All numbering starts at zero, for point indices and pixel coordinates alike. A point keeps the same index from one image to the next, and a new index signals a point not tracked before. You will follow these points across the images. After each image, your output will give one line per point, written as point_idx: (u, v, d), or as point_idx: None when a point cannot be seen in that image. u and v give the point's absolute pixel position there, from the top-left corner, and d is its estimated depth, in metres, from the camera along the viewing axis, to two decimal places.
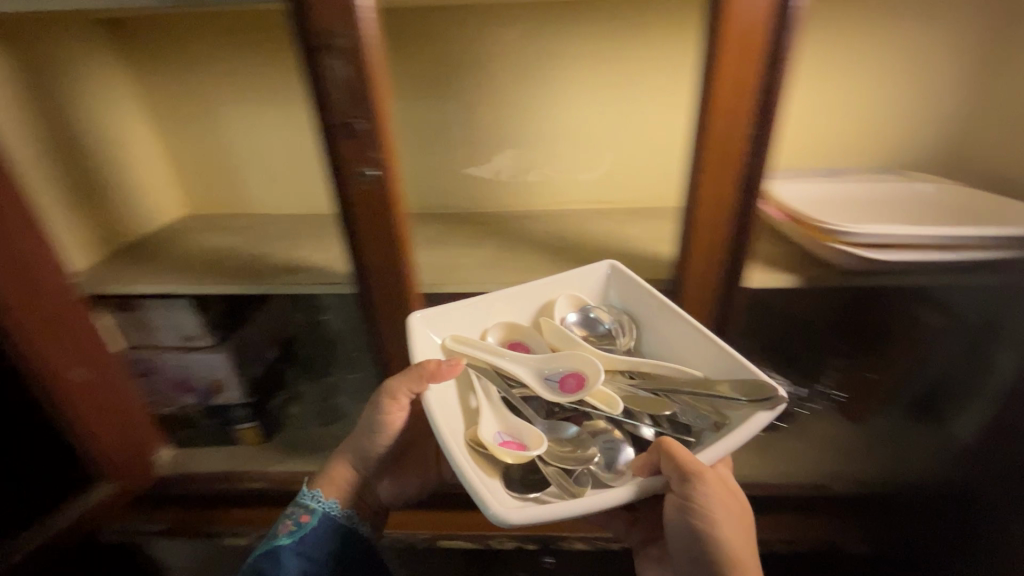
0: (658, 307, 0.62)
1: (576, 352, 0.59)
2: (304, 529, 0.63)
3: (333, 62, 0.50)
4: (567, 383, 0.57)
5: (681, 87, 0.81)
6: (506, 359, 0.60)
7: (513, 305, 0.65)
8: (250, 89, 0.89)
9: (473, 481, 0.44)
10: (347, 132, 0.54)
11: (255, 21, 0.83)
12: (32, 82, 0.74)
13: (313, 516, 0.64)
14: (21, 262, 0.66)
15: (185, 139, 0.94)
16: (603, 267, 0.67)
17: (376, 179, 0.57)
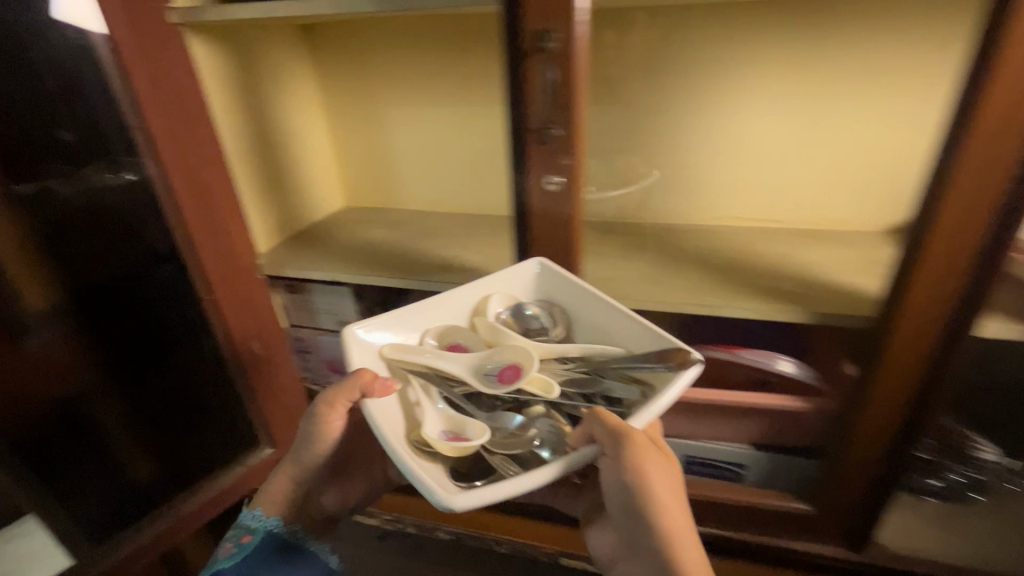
0: (583, 295, 0.56)
1: (514, 342, 0.53)
2: (244, 552, 0.60)
3: (543, 66, 0.49)
4: (504, 375, 0.51)
5: (889, 100, 0.72)
6: (439, 355, 0.53)
7: (447, 304, 0.57)
8: (430, 91, 0.92)
9: (411, 475, 0.40)
10: (541, 138, 0.53)
11: (446, 26, 0.87)
12: (249, 80, 0.82)
13: (253, 540, 0.61)
14: (225, 242, 0.75)
15: (354, 137, 1.01)
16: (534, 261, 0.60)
17: (561, 189, 0.55)
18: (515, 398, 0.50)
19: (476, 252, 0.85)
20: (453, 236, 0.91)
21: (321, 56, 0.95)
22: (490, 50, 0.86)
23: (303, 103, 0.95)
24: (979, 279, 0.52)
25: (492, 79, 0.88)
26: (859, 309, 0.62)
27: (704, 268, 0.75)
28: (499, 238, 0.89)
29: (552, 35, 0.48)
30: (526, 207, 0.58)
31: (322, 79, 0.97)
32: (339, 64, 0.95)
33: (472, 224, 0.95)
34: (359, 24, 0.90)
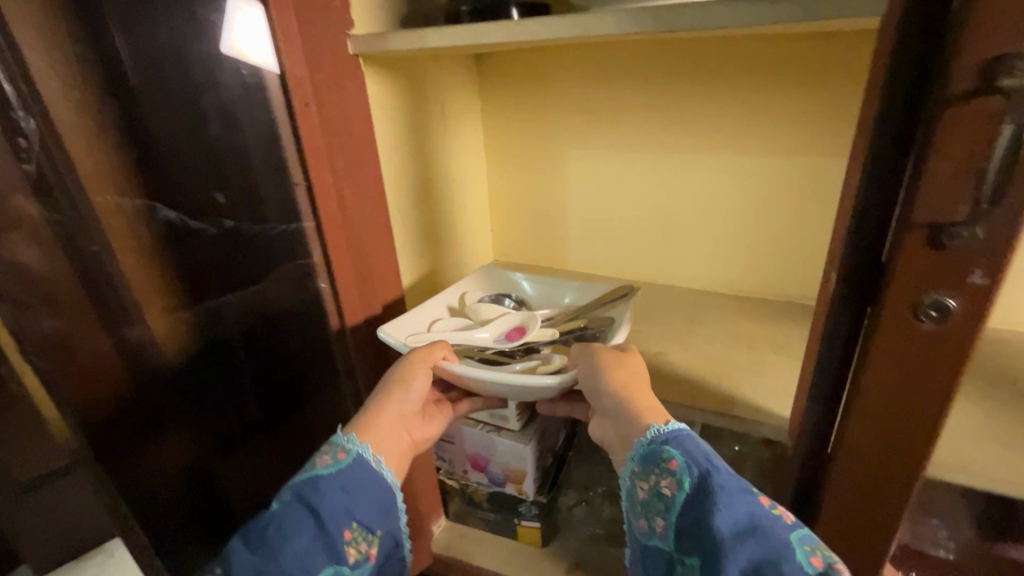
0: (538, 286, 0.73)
1: (509, 315, 0.67)
2: (339, 472, 0.51)
3: (996, 118, 0.27)
4: (512, 334, 0.64)
5: None
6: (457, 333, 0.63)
7: (435, 301, 0.69)
8: (635, 133, 0.73)
9: (508, 382, 0.52)
10: (934, 239, 0.31)
11: (668, 48, 0.67)
12: (423, 120, 0.68)
13: (352, 461, 0.52)
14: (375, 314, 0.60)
15: (518, 182, 0.83)
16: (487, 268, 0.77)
17: (952, 322, 0.33)
18: (525, 348, 0.62)
19: (689, 348, 0.63)
20: (657, 319, 0.70)
21: (494, 89, 0.79)
22: (726, 80, 0.66)
23: (472, 144, 0.80)
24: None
25: (724, 118, 0.67)
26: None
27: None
28: (713, 326, 0.67)
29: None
30: (865, 337, 0.36)
31: (490, 116, 0.81)
32: (516, 97, 0.78)
33: (670, 300, 0.75)
34: (552, 49, 0.73)
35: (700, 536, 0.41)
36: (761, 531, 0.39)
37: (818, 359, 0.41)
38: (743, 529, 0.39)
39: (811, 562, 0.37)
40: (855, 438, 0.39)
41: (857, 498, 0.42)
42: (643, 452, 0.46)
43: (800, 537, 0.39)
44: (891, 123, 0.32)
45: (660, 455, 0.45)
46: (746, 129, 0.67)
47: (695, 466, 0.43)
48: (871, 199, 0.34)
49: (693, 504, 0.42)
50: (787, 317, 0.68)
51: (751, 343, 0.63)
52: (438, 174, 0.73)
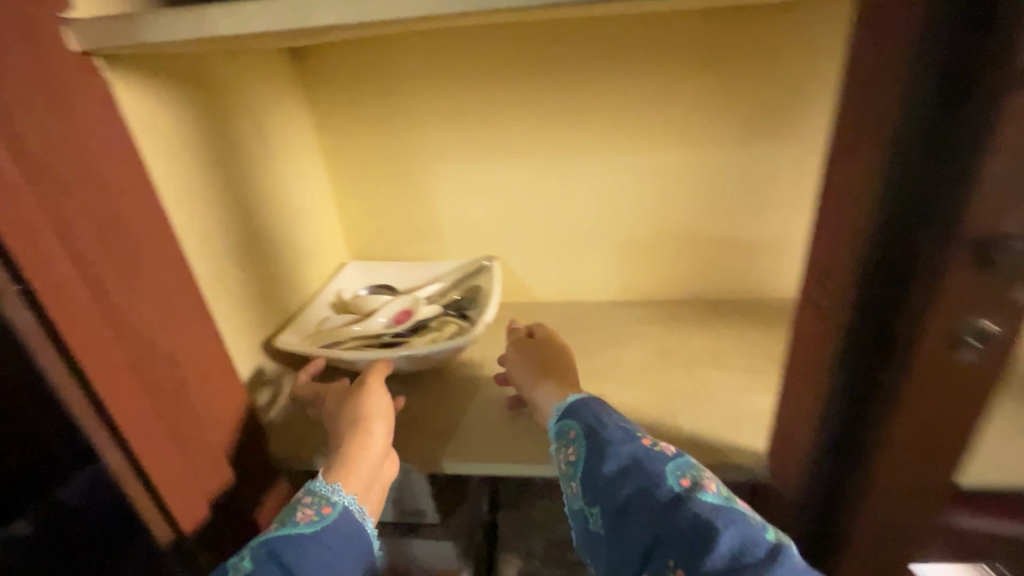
0: (408, 273, 0.66)
1: (385, 301, 0.61)
2: (325, 530, 0.36)
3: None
4: (398, 317, 0.59)
5: None
6: (341, 332, 0.56)
7: (305, 309, 0.58)
8: (514, 136, 0.61)
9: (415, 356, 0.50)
10: (988, 258, 0.25)
11: (538, 33, 0.56)
12: (231, 139, 0.48)
13: (340, 518, 0.37)
14: (187, 434, 0.37)
15: (377, 207, 0.66)
16: (354, 269, 0.67)
17: (958, 288, 0.26)
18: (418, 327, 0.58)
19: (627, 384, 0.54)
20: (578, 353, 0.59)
21: (325, 95, 0.61)
22: (607, 68, 0.57)
23: (309, 168, 0.61)
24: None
25: (610, 113, 0.59)
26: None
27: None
28: (641, 349, 0.59)
29: None
30: (896, 370, 0.30)
31: (326, 127, 0.62)
32: (356, 102, 0.61)
33: (585, 324, 0.65)
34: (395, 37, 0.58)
35: (598, 489, 0.37)
36: (639, 467, 0.36)
37: (834, 371, 0.33)
38: (628, 469, 0.36)
39: (688, 488, 0.34)
40: (882, 485, 0.34)
41: (889, 540, 0.36)
42: (551, 430, 0.42)
43: (679, 465, 0.36)
44: (910, 130, 0.25)
45: (566, 432, 0.40)
46: (635, 123, 0.59)
47: (594, 423, 0.40)
48: (890, 216, 0.27)
49: (595, 456, 0.38)
50: (709, 321, 0.62)
51: (686, 360, 0.56)
52: (269, 214, 0.53)
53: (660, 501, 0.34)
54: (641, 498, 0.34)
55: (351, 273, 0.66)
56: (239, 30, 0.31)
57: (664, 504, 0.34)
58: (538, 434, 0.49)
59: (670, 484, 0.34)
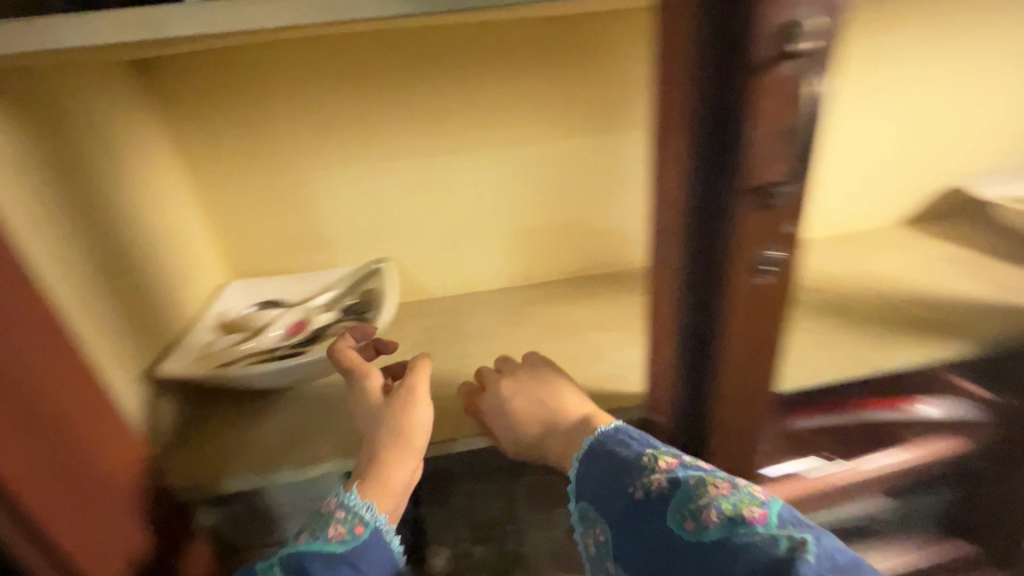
0: (296, 286, 0.65)
1: (275, 316, 0.60)
2: (354, 549, 0.41)
3: (784, 66, 0.29)
4: (291, 328, 0.58)
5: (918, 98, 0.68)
6: (230, 352, 0.54)
7: (186, 335, 0.56)
8: (389, 142, 0.62)
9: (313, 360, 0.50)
10: (762, 203, 0.32)
11: (400, 41, 0.58)
12: (72, 159, 0.44)
13: (370, 536, 0.42)
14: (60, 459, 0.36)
15: (251, 221, 0.64)
16: (236, 289, 0.64)
17: (748, 228, 0.33)
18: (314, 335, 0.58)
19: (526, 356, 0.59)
20: (479, 337, 0.63)
21: (177, 111, 0.58)
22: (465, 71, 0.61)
23: (170, 188, 0.58)
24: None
25: (473, 113, 0.62)
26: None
27: (839, 311, 0.60)
28: (534, 325, 0.64)
29: (811, 26, 0.28)
30: (718, 304, 0.37)
31: (182, 142, 0.59)
32: (212, 114, 0.58)
33: (482, 309, 0.69)
34: (250, 47, 0.56)
35: (622, 557, 0.40)
36: (650, 529, 0.38)
37: (678, 310, 0.40)
38: (643, 535, 0.39)
39: (694, 532, 0.37)
40: (724, 397, 0.42)
41: (740, 439, 0.45)
42: (574, 513, 0.45)
43: (677, 505, 0.38)
44: (701, 116, 0.31)
45: (585, 513, 0.43)
46: (505, 123, 0.63)
47: (592, 489, 0.43)
48: (694, 184, 0.34)
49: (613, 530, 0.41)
50: (589, 291, 0.70)
51: (572, 328, 0.62)
52: (130, 238, 0.50)
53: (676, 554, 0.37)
54: (657, 556, 0.38)
55: (233, 293, 0.63)
56: (88, 43, 0.32)
57: (678, 557, 0.37)
58: (450, 414, 0.52)
59: (677, 533, 0.37)
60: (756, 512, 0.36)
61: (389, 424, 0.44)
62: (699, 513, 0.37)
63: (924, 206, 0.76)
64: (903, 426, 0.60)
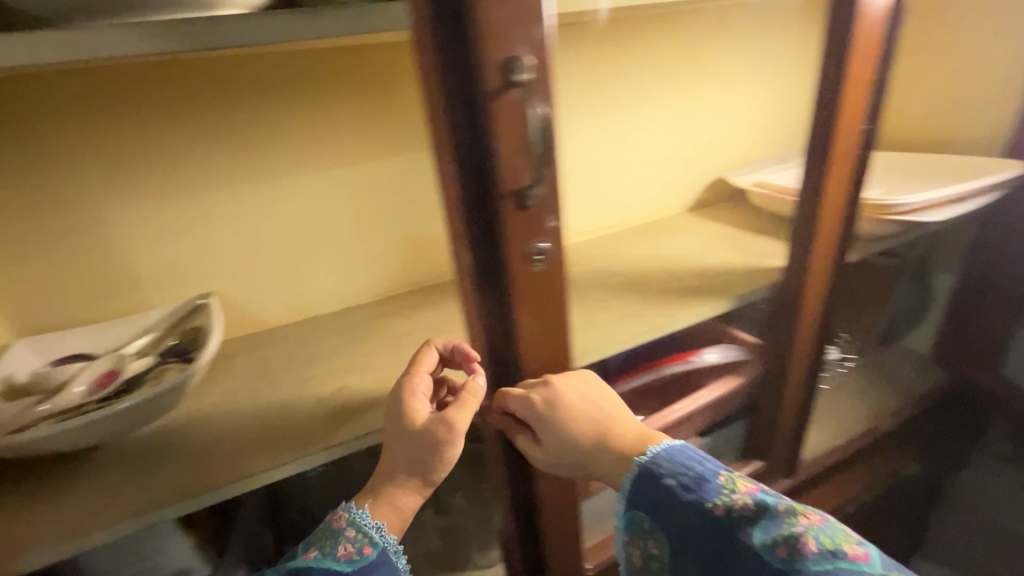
0: (104, 336, 0.60)
1: (77, 371, 0.54)
2: (360, 570, 0.43)
3: (509, 90, 0.35)
4: (99, 381, 0.53)
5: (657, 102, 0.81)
6: (17, 418, 0.48)
7: None
8: (194, 173, 0.60)
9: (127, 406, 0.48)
10: (519, 202, 0.39)
11: (195, 75, 0.57)
12: None
13: (378, 556, 0.44)
14: None
15: (36, 270, 0.57)
16: (25, 350, 0.57)
17: (513, 225, 0.40)
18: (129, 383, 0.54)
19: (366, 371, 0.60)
20: (320, 360, 0.63)
21: None
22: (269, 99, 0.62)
23: None
24: (853, 217, 0.62)
25: (284, 138, 0.62)
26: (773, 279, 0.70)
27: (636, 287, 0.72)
28: (379, 335, 0.67)
29: (527, 63, 0.35)
30: (506, 293, 0.43)
31: None
32: None
33: (324, 332, 0.68)
34: (6, 82, 0.51)
35: (681, 561, 0.47)
36: (732, 546, 0.44)
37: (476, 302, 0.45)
38: (722, 550, 0.44)
39: (783, 556, 0.41)
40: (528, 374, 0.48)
41: None
42: (625, 523, 0.51)
43: (766, 527, 0.43)
44: (458, 135, 0.37)
45: (633, 519, 0.50)
46: (319, 146, 0.64)
47: (655, 498, 0.48)
48: (465, 196, 0.39)
49: (682, 543, 0.46)
50: (433, 295, 0.74)
51: (415, 332, 0.66)
52: None
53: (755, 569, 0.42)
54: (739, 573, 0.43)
55: (22, 355, 0.56)
56: None
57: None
58: (294, 436, 0.52)
59: (766, 558, 0.42)
60: (853, 551, 0.41)
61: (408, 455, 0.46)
62: (790, 538, 0.42)
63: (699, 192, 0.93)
64: (692, 374, 0.76)
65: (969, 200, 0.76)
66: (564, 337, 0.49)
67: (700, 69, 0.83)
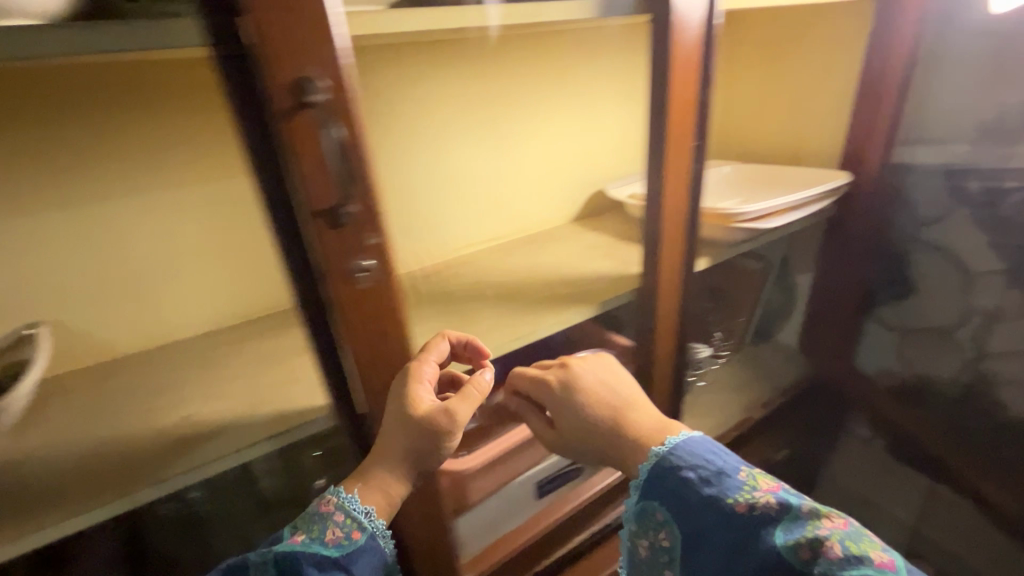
0: None
1: None
2: (347, 554, 0.46)
3: (304, 112, 0.35)
4: None
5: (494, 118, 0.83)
6: None
7: None
8: (13, 192, 0.55)
9: None
10: (332, 222, 0.39)
11: (7, 87, 0.53)
12: None
13: (367, 541, 0.47)
14: None
15: None
16: None
17: (328, 244, 0.40)
18: None
19: (216, 399, 0.57)
20: (167, 391, 0.59)
21: None
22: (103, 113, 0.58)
23: None
24: (696, 223, 0.68)
25: (121, 155, 0.59)
26: (632, 283, 0.73)
27: (508, 297, 0.74)
28: (240, 357, 0.64)
29: (321, 85, 0.35)
30: (332, 311, 0.43)
31: None
32: None
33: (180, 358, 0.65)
34: None
35: (691, 550, 0.53)
36: (748, 542, 0.49)
37: (305, 317, 0.45)
38: (736, 545, 0.50)
39: (806, 557, 0.46)
40: (368, 391, 0.48)
41: None
42: (639, 514, 0.57)
43: (789, 528, 0.48)
44: (260, 151, 0.37)
45: (647, 509, 0.56)
46: (164, 163, 0.62)
47: (674, 491, 0.54)
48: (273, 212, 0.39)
49: (694, 537, 0.53)
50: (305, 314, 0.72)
51: (279, 352, 0.64)
52: None
53: (775, 565, 0.47)
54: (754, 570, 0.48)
55: None
56: None
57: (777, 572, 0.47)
58: (124, 473, 0.49)
59: (788, 555, 0.47)
60: (879, 556, 0.45)
61: (412, 442, 0.49)
62: (813, 541, 0.47)
63: (579, 202, 0.98)
64: None
65: (810, 206, 0.85)
66: (406, 351, 0.49)
67: (540, 91, 0.86)
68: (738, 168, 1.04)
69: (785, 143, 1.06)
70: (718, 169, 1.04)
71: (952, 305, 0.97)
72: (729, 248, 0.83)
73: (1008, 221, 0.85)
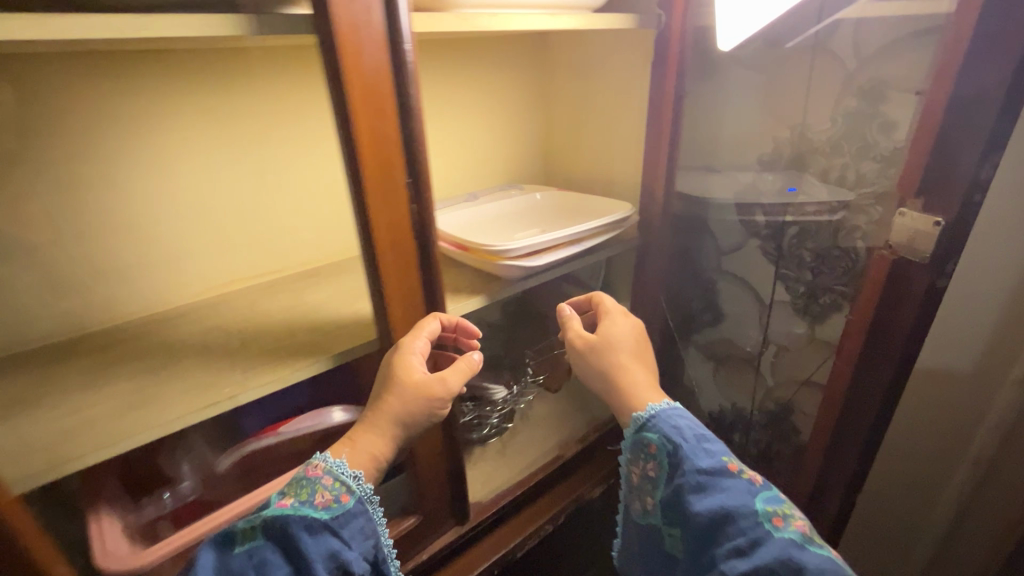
0: None
1: None
2: (337, 515, 0.51)
3: None
4: None
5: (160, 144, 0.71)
6: None
7: None
8: None
9: None
10: None
11: None
12: None
13: (353, 505, 0.53)
14: None
15: None
16: None
17: None
18: None
19: None
20: None
21: None
22: None
23: None
24: (432, 266, 0.61)
25: None
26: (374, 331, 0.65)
27: (236, 349, 0.65)
28: None
29: None
30: None
31: None
32: None
33: None
34: None
35: (667, 485, 0.56)
36: (725, 487, 0.52)
37: None
38: (708, 487, 0.53)
39: (778, 524, 0.50)
40: None
41: None
42: (633, 445, 0.60)
43: (768, 498, 0.52)
44: None
45: (642, 440, 0.59)
46: None
47: (670, 432, 0.57)
48: None
49: (674, 479, 0.55)
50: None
51: None
52: None
53: (740, 518, 0.50)
54: (718, 518, 0.51)
55: None
56: None
57: (741, 518, 0.50)
58: None
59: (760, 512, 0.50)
60: (837, 555, 0.48)
61: (404, 406, 0.58)
62: (787, 514, 0.50)
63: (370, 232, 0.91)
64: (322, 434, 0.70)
65: (587, 240, 0.82)
66: None
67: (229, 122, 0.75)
68: (551, 195, 1.03)
69: (598, 170, 1.04)
70: (530, 197, 1.03)
71: (753, 333, 0.98)
72: (510, 284, 0.78)
73: (786, 252, 0.87)
